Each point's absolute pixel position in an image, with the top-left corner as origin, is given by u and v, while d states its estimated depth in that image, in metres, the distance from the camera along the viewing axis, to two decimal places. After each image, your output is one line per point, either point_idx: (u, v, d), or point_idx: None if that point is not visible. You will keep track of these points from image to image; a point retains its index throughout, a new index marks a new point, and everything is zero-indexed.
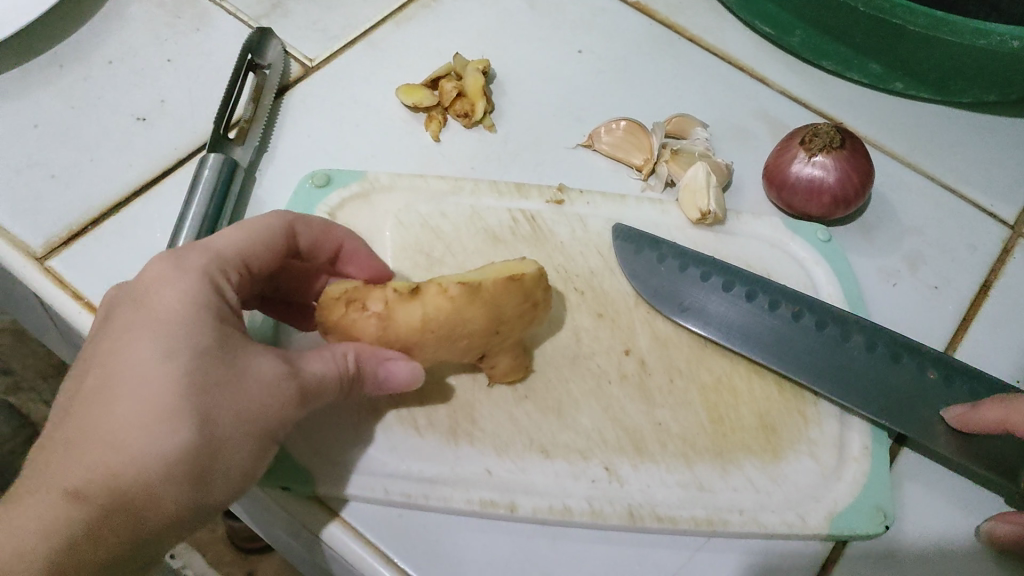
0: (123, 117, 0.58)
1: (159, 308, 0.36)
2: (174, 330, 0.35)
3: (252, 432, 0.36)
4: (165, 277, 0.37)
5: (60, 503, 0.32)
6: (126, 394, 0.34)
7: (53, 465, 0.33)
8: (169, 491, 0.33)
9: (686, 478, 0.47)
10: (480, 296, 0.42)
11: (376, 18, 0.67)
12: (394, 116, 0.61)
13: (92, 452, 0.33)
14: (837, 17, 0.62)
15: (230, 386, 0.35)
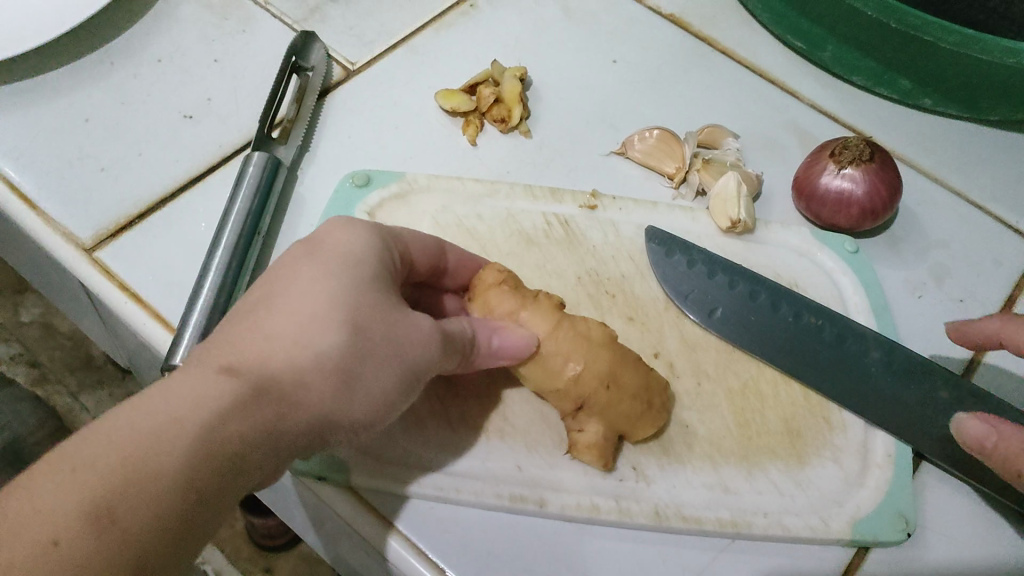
0: (170, 114, 0.60)
1: (329, 246, 0.40)
2: (340, 261, 0.39)
3: (392, 365, 0.38)
4: (330, 228, 0.41)
5: (219, 375, 0.33)
6: (290, 301, 0.36)
7: (213, 351, 0.35)
8: (318, 385, 0.35)
9: (712, 479, 0.48)
10: (612, 352, 0.46)
11: (416, 24, 0.68)
12: (432, 120, 0.63)
13: (253, 345, 0.35)
14: (868, 33, 0.63)
15: (389, 316, 0.38)
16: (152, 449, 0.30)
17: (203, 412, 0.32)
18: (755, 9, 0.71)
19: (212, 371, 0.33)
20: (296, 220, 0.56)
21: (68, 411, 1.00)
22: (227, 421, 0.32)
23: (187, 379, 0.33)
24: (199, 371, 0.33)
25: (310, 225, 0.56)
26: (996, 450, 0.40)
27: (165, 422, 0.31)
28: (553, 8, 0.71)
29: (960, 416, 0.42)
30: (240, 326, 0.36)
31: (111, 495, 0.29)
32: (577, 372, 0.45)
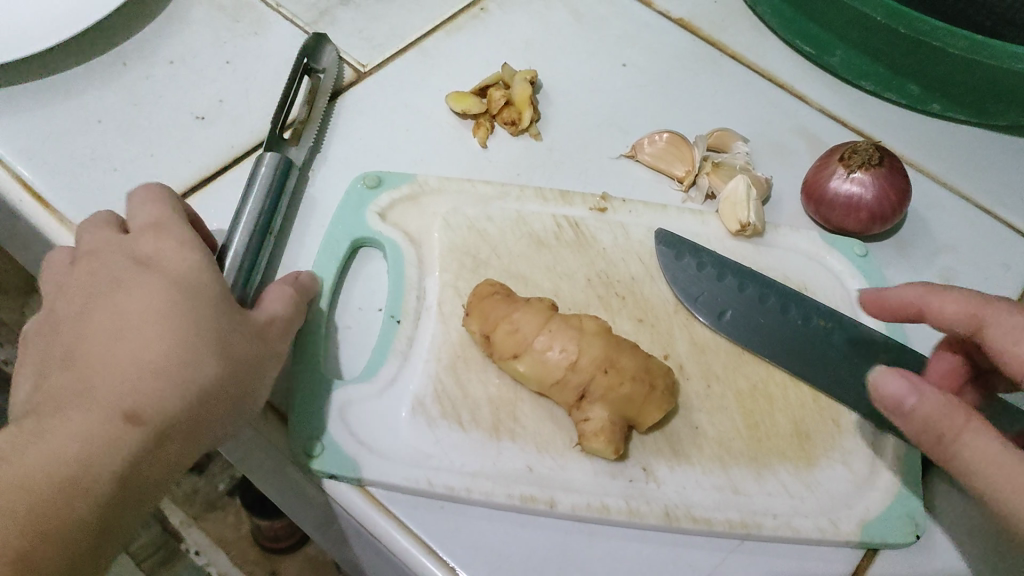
0: (182, 115, 0.60)
1: (168, 267, 0.43)
2: (186, 282, 0.42)
3: (255, 367, 0.43)
4: (155, 245, 0.44)
5: (119, 427, 0.38)
6: (152, 336, 0.40)
7: (96, 395, 0.38)
8: (139, 433, 0.38)
9: (722, 481, 0.48)
10: (604, 339, 0.47)
11: (426, 27, 0.69)
12: (443, 123, 0.63)
13: (131, 383, 0.38)
14: (877, 38, 0.63)
15: (230, 326, 0.42)
16: (56, 502, 0.36)
17: (122, 463, 0.38)
18: (764, 14, 0.71)
19: (107, 419, 0.38)
20: (307, 221, 0.56)
21: None
22: (118, 471, 0.38)
23: (79, 433, 0.37)
24: (98, 424, 0.38)
25: (322, 226, 0.56)
26: (911, 416, 0.39)
27: (70, 479, 0.37)
28: (563, 12, 0.72)
29: (880, 371, 0.40)
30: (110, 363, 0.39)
31: (31, 548, 0.35)
32: (573, 360, 0.46)
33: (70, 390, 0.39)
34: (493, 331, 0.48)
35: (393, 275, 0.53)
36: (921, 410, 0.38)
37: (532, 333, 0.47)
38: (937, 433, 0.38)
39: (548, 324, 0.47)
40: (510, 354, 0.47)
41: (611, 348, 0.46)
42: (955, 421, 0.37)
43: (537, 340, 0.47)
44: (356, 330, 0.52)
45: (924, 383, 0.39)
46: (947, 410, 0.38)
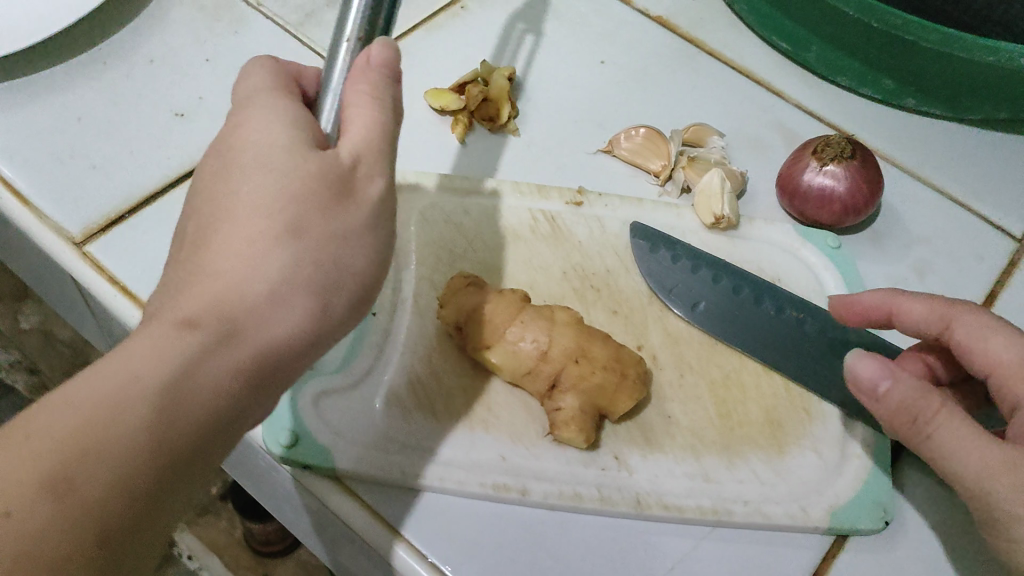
0: (161, 112, 0.61)
1: (250, 141, 0.38)
2: (264, 163, 0.37)
3: (356, 273, 0.38)
4: (246, 116, 0.39)
5: (178, 332, 0.33)
6: (227, 231, 0.36)
7: (169, 304, 0.34)
8: (210, 332, 0.33)
9: (694, 469, 0.48)
10: (576, 330, 0.48)
11: (406, 25, 0.69)
12: (422, 119, 0.64)
13: (213, 291, 0.34)
14: (851, 33, 0.64)
15: (322, 213, 0.37)
16: (120, 404, 0.30)
17: (205, 360, 0.32)
18: (741, 11, 0.72)
19: (169, 329, 0.33)
20: None
21: None
22: (195, 373, 0.32)
23: (148, 343, 0.32)
24: (202, 312, 0.33)
25: None
26: (884, 399, 0.42)
27: (116, 392, 0.30)
28: (542, 9, 0.72)
29: (854, 355, 0.43)
30: (206, 268, 0.35)
31: (77, 459, 0.29)
32: (544, 350, 0.47)
33: (157, 304, 0.35)
34: (466, 322, 0.48)
35: None
36: (895, 396, 0.41)
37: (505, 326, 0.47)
38: (913, 416, 0.41)
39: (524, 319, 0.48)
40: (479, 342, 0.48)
41: (582, 338, 0.47)
42: (925, 407, 0.40)
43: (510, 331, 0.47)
44: None
45: (900, 368, 0.42)
46: (914, 398, 0.41)
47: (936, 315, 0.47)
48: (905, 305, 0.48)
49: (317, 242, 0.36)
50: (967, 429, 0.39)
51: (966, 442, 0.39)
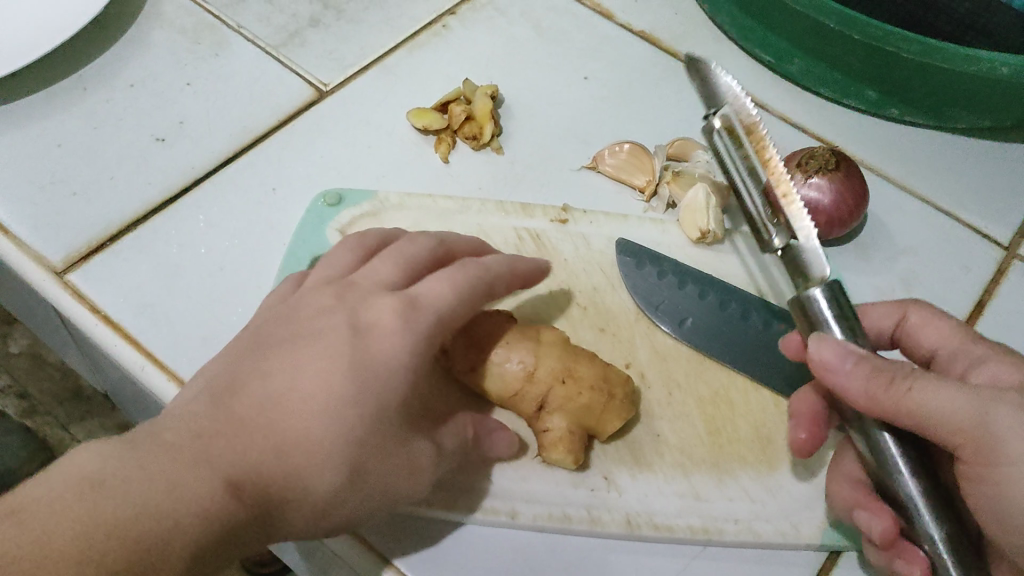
0: (142, 137, 0.60)
1: (368, 350, 0.39)
2: (371, 378, 0.39)
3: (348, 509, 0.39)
4: (389, 323, 0.40)
5: (220, 492, 0.36)
6: (302, 412, 0.38)
7: (214, 447, 0.37)
8: (267, 472, 0.37)
9: (684, 488, 0.48)
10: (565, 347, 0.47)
11: (389, 45, 0.69)
12: (405, 139, 0.63)
13: (278, 444, 0.37)
14: (833, 46, 0.64)
15: (391, 454, 0.40)
16: (133, 532, 0.34)
17: (157, 496, 0.35)
18: (724, 24, 0.72)
19: (216, 484, 0.36)
20: (269, 238, 0.56)
21: (57, 442, 0.98)
22: (178, 531, 0.35)
23: (187, 491, 0.35)
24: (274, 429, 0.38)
25: (281, 244, 0.56)
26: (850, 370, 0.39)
27: (143, 502, 0.35)
28: (524, 27, 0.72)
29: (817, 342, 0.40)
30: (275, 430, 0.37)
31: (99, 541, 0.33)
32: (531, 371, 0.46)
33: (187, 448, 0.36)
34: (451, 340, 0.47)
35: None
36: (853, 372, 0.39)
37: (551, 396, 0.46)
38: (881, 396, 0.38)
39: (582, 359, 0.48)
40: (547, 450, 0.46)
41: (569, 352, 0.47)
42: (892, 375, 0.38)
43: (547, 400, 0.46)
44: None
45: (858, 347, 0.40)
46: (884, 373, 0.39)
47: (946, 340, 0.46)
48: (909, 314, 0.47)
49: (370, 471, 0.39)
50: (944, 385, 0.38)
51: (949, 395, 0.37)
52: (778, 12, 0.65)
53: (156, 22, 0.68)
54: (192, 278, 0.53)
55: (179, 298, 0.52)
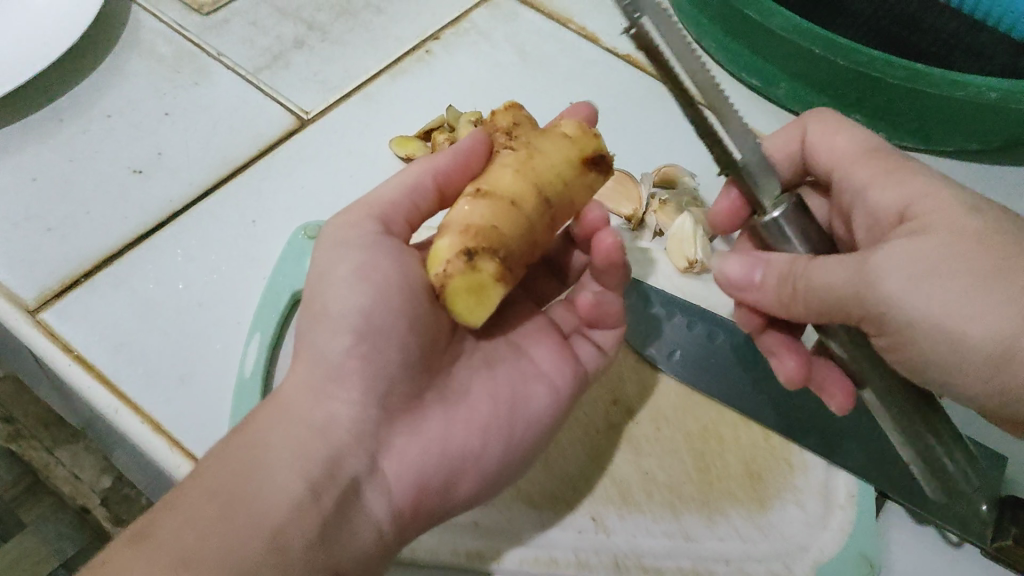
0: (119, 169, 0.59)
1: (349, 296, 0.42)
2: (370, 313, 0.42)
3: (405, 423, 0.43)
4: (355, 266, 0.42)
5: (283, 454, 0.38)
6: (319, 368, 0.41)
7: (262, 424, 0.40)
8: (316, 420, 0.40)
9: (673, 527, 0.47)
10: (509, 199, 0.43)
11: (371, 72, 0.68)
12: (388, 167, 0.62)
13: (311, 400, 0.40)
14: (817, 71, 0.63)
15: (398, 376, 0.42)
16: (223, 492, 0.36)
17: (225, 464, 0.38)
18: (710, 49, 0.71)
19: (279, 443, 0.39)
20: (249, 272, 0.55)
21: (42, 466, 0.82)
22: (262, 483, 0.37)
23: (252, 447, 0.38)
24: (295, 396, 0.41)
25: (260, 277, 0.55)
26: (761, 286, 0.42)
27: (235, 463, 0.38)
28: (508, 52, 0.71)
29: (722, 261, 0.44)
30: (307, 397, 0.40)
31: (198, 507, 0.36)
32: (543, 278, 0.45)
33: (239, 438, 0.39)
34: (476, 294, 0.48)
35: None
36: (765, 278, 0.41)
37: (478, 180, 0.42)
38: (777, 289, 0.41)
39: (572, 153, 0.42)
40: (433, 265, 0.39)
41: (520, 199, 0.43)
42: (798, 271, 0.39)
43: (485, 210, 0.39)
44: None
45: (760, 254, 0.42)
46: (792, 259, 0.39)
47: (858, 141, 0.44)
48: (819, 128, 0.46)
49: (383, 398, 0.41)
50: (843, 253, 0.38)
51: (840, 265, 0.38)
52: (762, 36, 0.64)
53: (133, 50, 0.67)
54: (169, 314, 0.52)
55: (155, 335, 0.51)
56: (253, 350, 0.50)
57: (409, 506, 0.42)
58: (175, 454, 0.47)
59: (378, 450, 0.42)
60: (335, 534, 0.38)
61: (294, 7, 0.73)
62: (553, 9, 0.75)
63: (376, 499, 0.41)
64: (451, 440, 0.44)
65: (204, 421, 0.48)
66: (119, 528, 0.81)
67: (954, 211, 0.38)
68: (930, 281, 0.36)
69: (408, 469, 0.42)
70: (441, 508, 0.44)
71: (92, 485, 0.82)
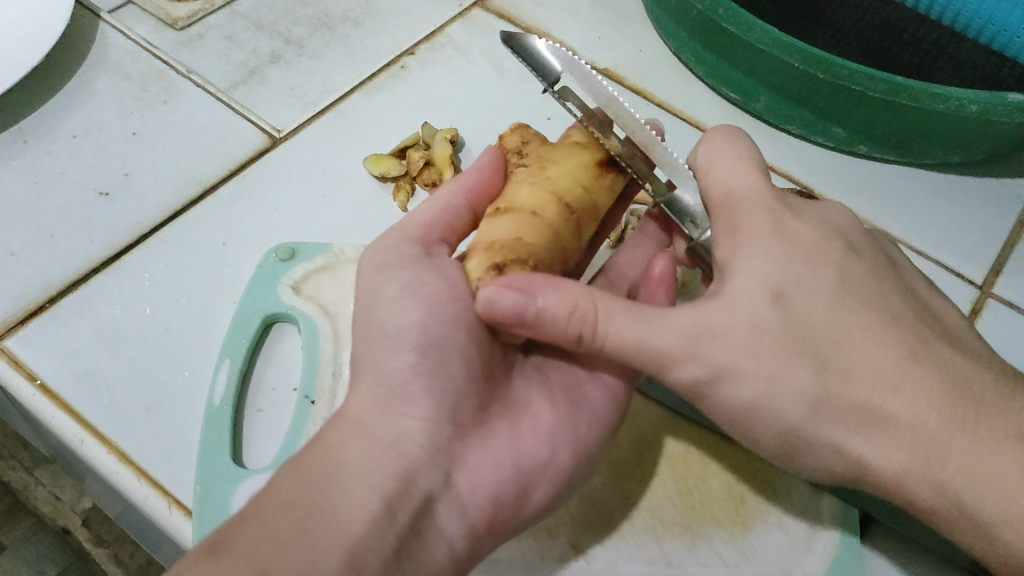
0: (86, 192, 0.58)
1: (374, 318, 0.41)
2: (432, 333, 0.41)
3: None
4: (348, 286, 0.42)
5: (335, 477, 0.38)
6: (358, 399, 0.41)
7: (319, 450, 0.39)
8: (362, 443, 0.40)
9: (655, 554, 0.46)
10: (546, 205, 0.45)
11: (346, 88, 0.67)
12: (363, 185, 0.61)
13: (339, 429, 0.40)
14: (797, 84, 0.62)
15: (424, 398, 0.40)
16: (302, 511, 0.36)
17: (280, 487, 0.37)
18: (689, 61, 0.70)
19: (316, 470, 0.38)
20: (219, 295, 0.54)
21: (20, 487, 0.79)
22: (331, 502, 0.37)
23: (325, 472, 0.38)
24: (366, 412, 0.41)
25: (230, 302, 0.53)
26: (535, 322, 0.37)
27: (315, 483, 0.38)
28: (486, 66, 0.70)
29: None
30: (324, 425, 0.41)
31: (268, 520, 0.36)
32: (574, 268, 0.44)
33: (301, 462, 0.39)
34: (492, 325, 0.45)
35: (308, 350, 0.51)
36: (546, 311, 0.36)
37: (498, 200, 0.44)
38: (570, 326, 0.37)
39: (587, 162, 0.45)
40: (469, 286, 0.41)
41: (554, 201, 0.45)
42: (585, 314, 0.37)
43: (506, 224, 0.41)
44: (268, 415, 0.49)
45: (532, 282, 0.37)
46: (574, 303, 0.37)
47: (740, 176, 0.41)
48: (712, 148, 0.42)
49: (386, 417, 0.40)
50: (626, 312, 0.37)
51: (636, 325, 0.37)
52: (741, 49, 0.63)
53: (101, 69, 0.66)
54: (136, 341, 0.51)
55: (122, 361, 0.50)
56: (223, 377, 0.49)
57: (485, 520, 0.42)
58: (143, 486, 0.45)
59: (452, 467, 0.41)
60: (412, 557, 0.38)
61: (270, 21, 0.72)
62: (530, 24, 0.74)
63: (450, 516, 0.41)
64: (522, 453, 0.43)
65: (172, 452, 0.47)
66: (102, 550, 0.79)
67: (752, 286, 0.37)
68: (727, 375, 0.37)
69: (482, 483, 0.42)
70: (516, 522, 0.43)
71: (73, 506, 0.79)
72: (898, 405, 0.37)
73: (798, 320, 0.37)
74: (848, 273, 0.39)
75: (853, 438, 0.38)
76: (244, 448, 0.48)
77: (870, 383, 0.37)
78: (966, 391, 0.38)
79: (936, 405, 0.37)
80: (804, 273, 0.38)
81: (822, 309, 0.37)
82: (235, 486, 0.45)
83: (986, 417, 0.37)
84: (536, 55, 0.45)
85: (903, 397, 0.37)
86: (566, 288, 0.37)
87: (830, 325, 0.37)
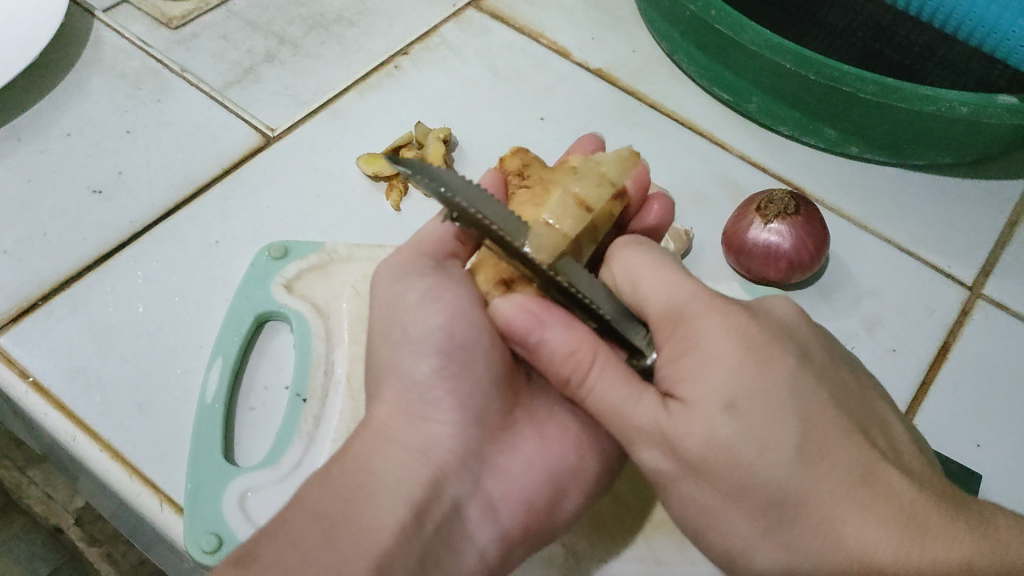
0: (79, 190, 0.58)
1: None
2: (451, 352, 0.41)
3: None
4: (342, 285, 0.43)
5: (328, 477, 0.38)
6: None
7: None
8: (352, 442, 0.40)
9: (644, 552, 0.46)
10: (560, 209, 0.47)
11: (340, 88, 0.67)
12: (356, 184, 0.61)
13: None
14: (789, 86, 0.62)
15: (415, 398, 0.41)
16: (334, 520, 0.36)
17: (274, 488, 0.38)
18: (682, 63, 0.71)
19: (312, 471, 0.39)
20: (212, 294, 0.54)
21: (14, 486, 0.79)
22: (365, 505, 0.37)
23: (353, 476, 0.38)
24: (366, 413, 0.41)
25: (223, 300, 0.53)
26: (538, 346, 0.39)
27: (345, 487, 0.38)
28: (479, 66, 0.70)
29: None
30: None
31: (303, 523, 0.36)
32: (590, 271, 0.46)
33: None
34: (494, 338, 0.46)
35: (300, 348, 0.51)
36: (554, 343, 0.38)
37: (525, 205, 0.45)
38: (565, 366, 0.38)
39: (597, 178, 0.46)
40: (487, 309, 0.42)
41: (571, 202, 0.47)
42: (582, 359, 0.38)
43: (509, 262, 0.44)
44: (261, 414, 0.49)
45: (547, 313, 0.39)
46: (577, 345, 0.38)
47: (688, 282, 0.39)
48: (630, 262, 0.41)
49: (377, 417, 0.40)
50: (619, 375, 0.37)
51: (616, 391, 0.37)
52: (733, 51, 0.63)
53: (95, 67, 0.66)
54: (129, 339, 0.51)
55: (115, 359, 0.50)
56: (214, 376, 0.49)
57: (517, 527, 0.42)
58: (135, 483, 0.46)
59: None
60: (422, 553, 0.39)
61: (265, 19, 0.72)
62: (524, 24, 0.74)
63: (478, 514, 0.41)
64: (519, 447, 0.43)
65: (164, 449, 0.47)
66: (94, 549, 0.80)
67: None
68: (687, 462, 0.36)
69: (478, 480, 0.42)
70: (548, 527, 0.43)
71: (66, 505, 0.80)
72: (847, 527, 0.33)
73: (753, 430, 0.34)
74: (812, 376, 0.36)
75: (802, 572, 0.35)
76: (234, 446, 0.48)
77: (822, 495, 0.33)
78: (925, 524, 0.33)
79: (889, 536, 0.32)
80: (763, 383, 0.34)
81: (778, 432, 0.34)
82: (227, 483, 0.45)
83: (953, 556, 0.33)
84: (426, 167, 0.40)
85: (854, 518, 0.33)
86: (577, 331, 0.38)
87: (780, 426, 0.34)
